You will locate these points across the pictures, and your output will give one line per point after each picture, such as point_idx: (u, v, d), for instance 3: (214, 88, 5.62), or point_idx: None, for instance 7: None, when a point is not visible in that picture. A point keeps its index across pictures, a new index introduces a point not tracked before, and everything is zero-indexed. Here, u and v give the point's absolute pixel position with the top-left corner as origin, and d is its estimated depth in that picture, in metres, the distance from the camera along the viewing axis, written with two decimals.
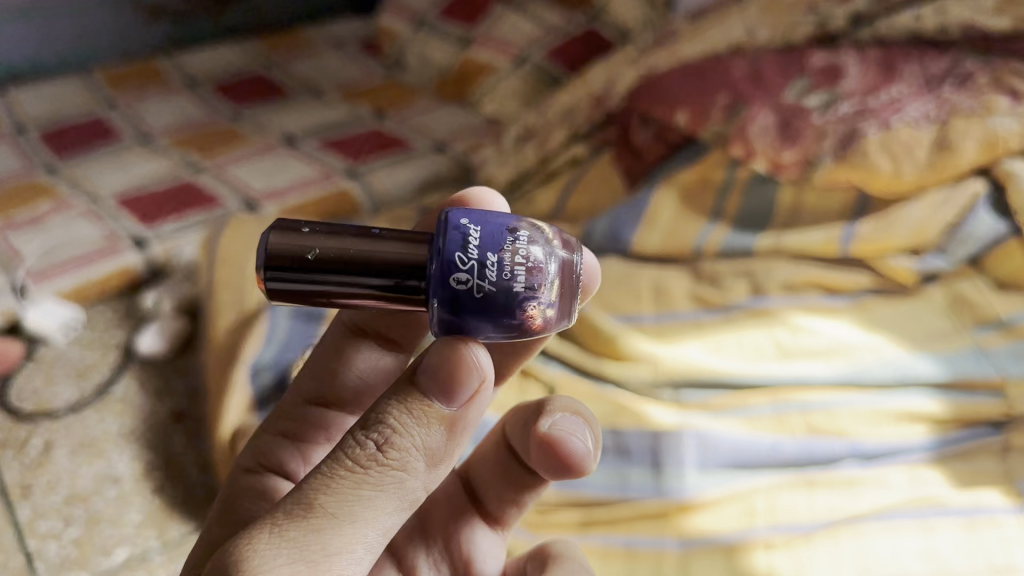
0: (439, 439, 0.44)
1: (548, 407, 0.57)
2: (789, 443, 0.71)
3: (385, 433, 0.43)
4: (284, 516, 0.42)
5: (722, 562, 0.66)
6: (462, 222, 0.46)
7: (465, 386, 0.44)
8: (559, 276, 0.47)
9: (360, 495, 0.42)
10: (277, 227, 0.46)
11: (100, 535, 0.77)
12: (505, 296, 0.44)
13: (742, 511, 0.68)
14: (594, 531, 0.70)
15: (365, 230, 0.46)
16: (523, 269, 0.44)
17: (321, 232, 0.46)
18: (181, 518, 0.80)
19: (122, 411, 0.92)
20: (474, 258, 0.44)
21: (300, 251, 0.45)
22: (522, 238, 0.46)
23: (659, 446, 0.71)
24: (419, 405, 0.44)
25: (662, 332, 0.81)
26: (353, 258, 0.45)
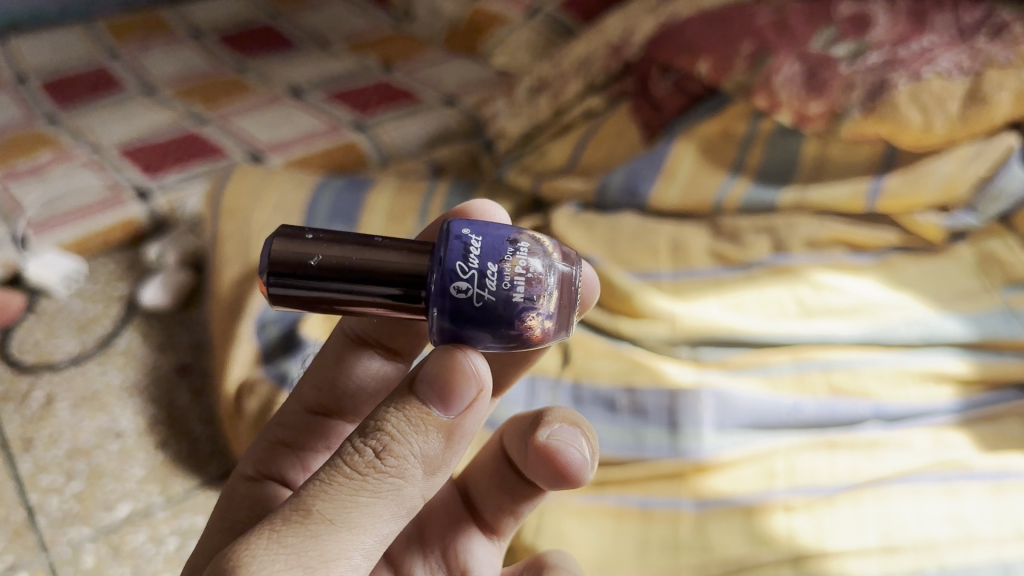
0: (437, 447, 0.42)
1: (547, 417, 0.54)
2: (810, 403, 0.69)
3: (383, 440, 0.40)
4: (280, 522, 0.39)
5: (741, 523, 0.64)
6: (462, 231, 0.43)
7: (463, 395, 0.41)
8: (559, 289, 0.44)
9: (359, 501, 0.40)
10: (280, 233, 0.44)
11: (103, 490, 0.76)
12: (504, 307, 0.42)
13: (761, 472, 0.67)
14: (607, 491, 0.68)
15: (368, 237, 0.44)
16: (523, 279, 0.42)
17: (323, 238, 0.44)
18: (185, 473, 0.79)
19: (125, 364, 0.90)
20: (474, 267, 0.42)
21: (303, 258, 0.43)
22: (522, 249, 0.43)
23: (675, 404, 0.70)
24: (417, 412, 0.41)
25: (679, 289, 0.79)
26: (357, 266, 0.43)
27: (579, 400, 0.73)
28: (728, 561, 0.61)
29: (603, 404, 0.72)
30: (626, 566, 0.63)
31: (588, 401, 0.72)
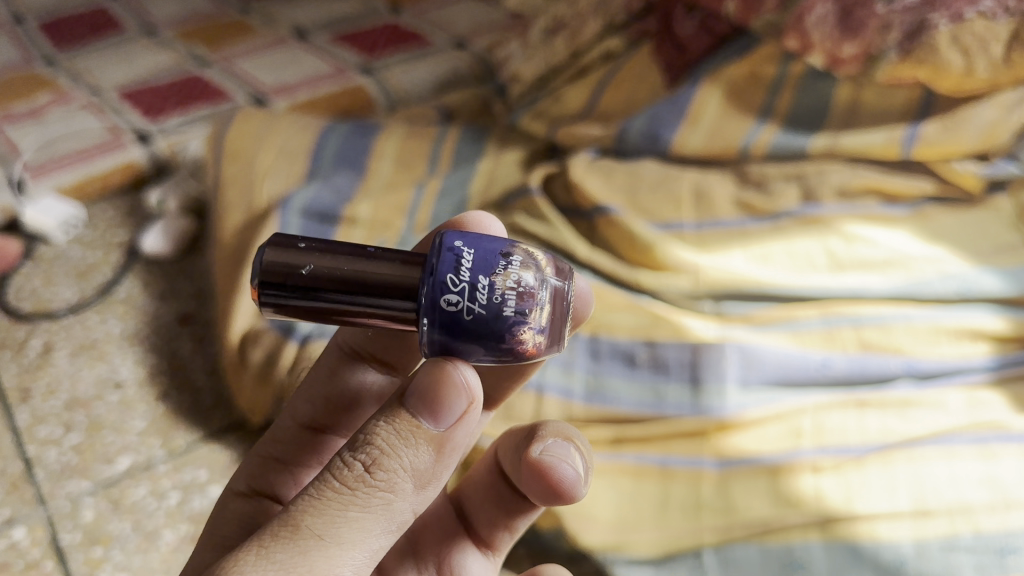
0: (427, 460, 0.40)
1: (541, 431, 0.52)
2: (840, 359, 0.66)
3: (373, 453, 0.39)
4: (265, 539, 0.37)
5: (766, 484, 0.61)
6: (456, 242, 0.41)
7: (453, 407, 0.39)
8: (552, 304, 0.42)
9: (348, 516, 0.38)
10: (272, 241, 0.42)
11: (102, 443, 0.73)
12: (494, 321, 0.40)
13: (787, 431, 0.64)
14: (626, 450, 0.65)
15: (361, 247, 0.42)
16: (515, 293, 0.40)
17: (315, 247, 0.42)
18: (187, 426, 0.76)
19: (125, 313, 0.87)
20: (464, 280, 0.40)
21: (294, 267, 0.41)
22: (515, 262, 0.41)
23: (697, 359, 0.67)
24: (408, 424, 0.39)
25: (703, 241, 0.75)
26: (347, 278, 0.41)
27: (596, 354, 0.70)
28: (751, 525, 0.60)
29: (621, 358, 0.69)
30: (645, 529, 0.61)
31: (605, 356, 0.69)
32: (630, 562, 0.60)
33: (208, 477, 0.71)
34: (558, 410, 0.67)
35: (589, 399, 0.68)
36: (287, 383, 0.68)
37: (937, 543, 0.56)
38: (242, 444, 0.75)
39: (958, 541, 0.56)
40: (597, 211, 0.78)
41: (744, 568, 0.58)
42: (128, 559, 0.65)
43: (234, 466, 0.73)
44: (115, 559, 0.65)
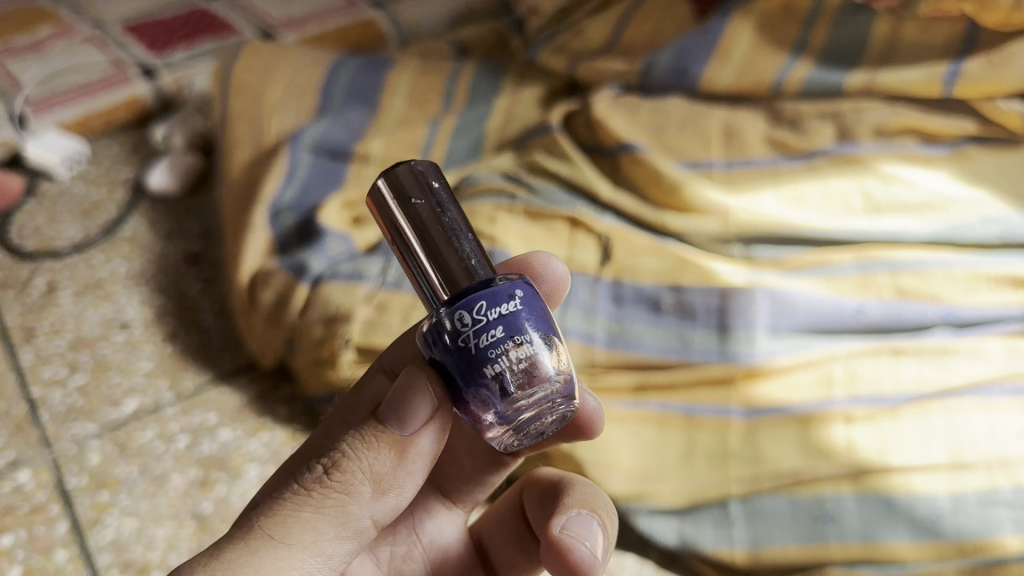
0: (387, 464, 0.40)
1: (567, 499, 0.50)
2: (875, 305, 0.64)
3: (334, 456, 0.40)
4: (224, 540, 0.39)
5: (796, 434, 0.59)
6: (518, 288, 0.40)
7: (415, 415, 0.40)
8: (535, 409, 0.39)
9: (301, 516, 0.39)
10: (420, 160, 0.42)
11: (109, 385, 0.71)
12: (473, 366, 0.38)
13: (818, 379, 0.61)
14: (650, 398, 0.62)
15: (467, 231, 0.42)
16: (510, 365, 0.38)
17: (441, 198, 0.42)
18: (196, 367, 0.73)
19: (131, 252, 0.84)
20: (487, 318, 0.38)
21: (407, 196, 0.41)
22: (540, 351, 0.39)
23: (726, 305, 0.64)
24: (372, 430, 0.40)
25: (733, 181, 0.72)
26: (432, 239, 0.41)
27: (619, 300, 0.66)
28: (781, 475, 0.58)
29: (645, 304, 0.65)
30: (669, 479, 0.60)
31: (629, 301, 0.66)
32: (653, 512, 0.59)
33: (217, 420, 0.69)
34: (579, 355, 0.64)
35: (612, 345, 0.64)
36: (299, 325, 0.65)
37: (975, 497, 0.54)
38: (253, 385, 0.72)
39: (997, 495, 0.54)
40: (621, 148, 0.75)
41: (773, 520, 0.57)
42: (136, 504, 0.63)
43: (244, 409, 0.70)
44: (122, 504, 0.63)
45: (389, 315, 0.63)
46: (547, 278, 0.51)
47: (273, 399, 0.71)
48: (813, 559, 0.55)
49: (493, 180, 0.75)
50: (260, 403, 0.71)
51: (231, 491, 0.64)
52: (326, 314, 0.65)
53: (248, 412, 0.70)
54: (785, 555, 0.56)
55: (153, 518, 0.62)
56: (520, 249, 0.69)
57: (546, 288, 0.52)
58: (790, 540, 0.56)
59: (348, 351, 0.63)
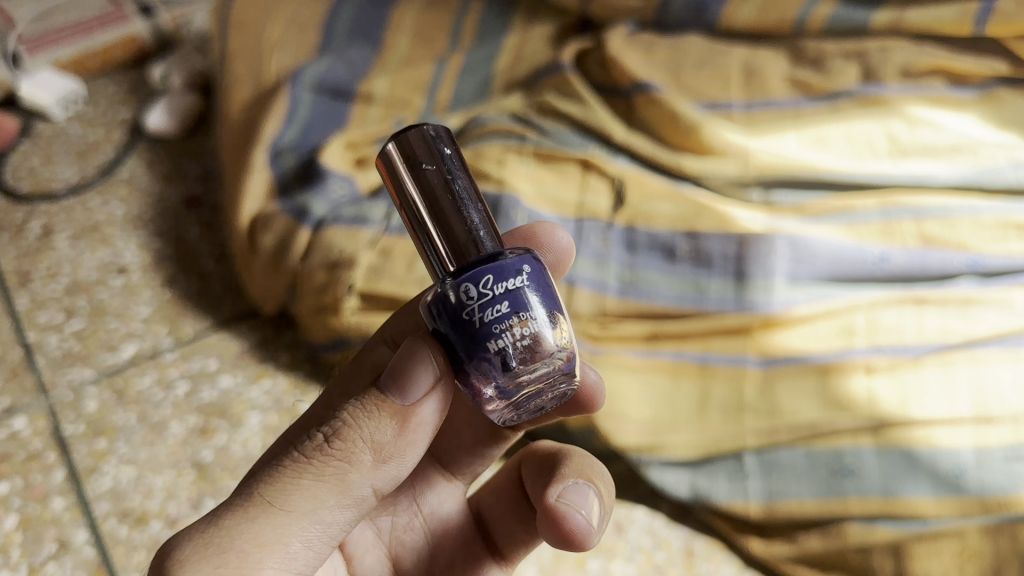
0: (388, 433, 0.37)
1: (564, 469, 0.47)
2: (899, 253, 0.61)
3: (334, 424, 0.37)
4: (225, 509, 0.37)
5: (815, 385, 0.57)
6: (525, 262, 0.38)
7: (418, 382, 0.37)
8: (536, 388, 0.37)
9: (302, 483, 0.36)
10: (432, 125, 0.40)
11: (107, 331, 0.69)
12: (475, 341, 0.36)
13: (838, 329, 0.59)
14: (663, 347, 0.60)
15: (476, 200, 0.39)
16: (512, 342, 0.35)
17: (454, 164, 0.39)
18: (195, 313, 0.71)
19: (129, 195, 0.82)
20: (493, 292, 0.36)
21: (417, 161, 0.39)
22: (545, 328, 0.37)
23: (744, 253, 0.61)
24: (373, 399, 0.37)
25: (753, 122, 0.69)
26: (443, 209, 0.39)
27: (633, 247, 0.63)
28: (798, 427, 0.56)
29: (660, 250, 0.63)
30: (682, 430, 0.58)
31: (643, 248, 0.63)
32: (665, 464, 0.57)
33: (217, 366, 0.67)
34: (590, 304, 0.61)
35: (624, 292, 0.62)
36: (301, 271, 0.63)
37: (1000, 452, 0.52)
38: (254, 331, 0.70)
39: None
40: (636, 88, 0.71)
41: (788, 472, 0.55)
42: (134, 453, 0.62)
43: (245, 355, 0.68)
44: (120, 452, 0.62)
45: (393, 261, 0.61)
46: (552, 248, 0.49)
47: (275, 346, 0.69)
48: (832, 513, 0.53)
49: (502, 121, 0.72)
50: (261, 349, 0.69)
51: (232, 440, 0.63)
52: (328, 259, 0.62)
53: (249, 358, 0.68)
54: (801, 509, 0.54)
55: (151, 466, 0.61)
56: (531, 194, 0.66)
57: (551, 259, 0.49)
58: (807, 495, 0.54)
59: (351, 298, 0.61)
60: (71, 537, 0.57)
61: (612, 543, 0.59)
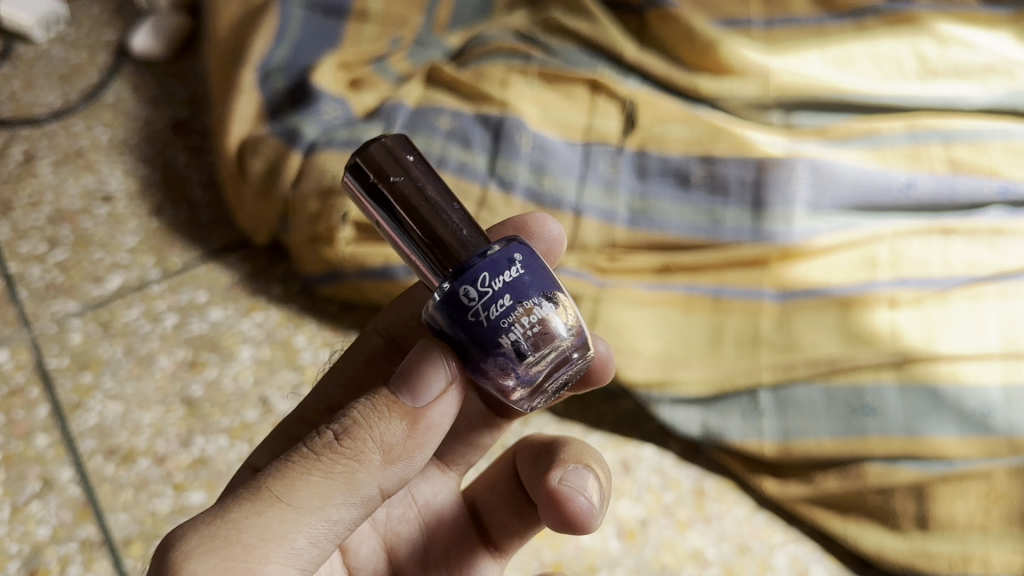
0: (399, 434, 0.34)
1: (561, 453, 0.44)
2: (926, 179, 0.57)
3: (344, 421, 0.34)
4: (227, 501, 0.33)
5: (835, 319, 0.54)
6: (513, 249, 0.34)
7: (431, 384, 0.34)
8: (554, 370, 0.35)
9: (310, 479, 0.33)
10: (388, 134, 0.35)
11: (92, 262, 0.66)
12: (486, 342, 0.33)
13: (860, 260, 0.56)
14: (674, 279, 0.57)
15: (451, 200, 0.35)
16: (523, 332, 0.33)
17: (422, 169, 0.35)
18: (183, 244, 0.68)
19: (113, 120, 0.77)
20: (493, 288, 0.33)
21: (384, 175, 0.35)
22: (551, 310, 0.34)
23: (763, 179, 0.57)
24: (384, 400, 0.34)
25: (773, 40, 0.65)
26: (425, 219, 0.34)
27: (644, 173, 0.59)
28: (818, 362, 0.53)
29: (672, 177, 0.59)
30: (694, 365, 0.54)
31: (654, 175, 0.59)
32: (675, 402, 0.54)
33: (207, 298, 0.64)
34: (598, 234, 0.58)
35: (634, 222, 0.58)
36: (293, 198, 0.60)
37: None
38: (244, 263, 0.67)
39: None
40: (649, 2, 0.67)
41: (806, 411, 0.52)
42: (121, 388, 0.59)
43: (236, 288, 0.65)
44: (106, 387, 0.59)
45: None
46: (544, 238, 0.46)
47: (267, 278, 0.66)
48: (851, 454, 0.51)
49: (505, 39, 0.68)
50: (253, 281, 0.66)
51: (222, 374, 0.60)
52: (322, 186, 0.59)
53: (240, 290, 0.65)
54: (819, 448, 0.51)
55: (138, 402, 0.58)
56: (535, 117, 0.62)
57: (542, 249, 0.46)
58: (825, 435, 0.51)
59: (346, 228, 0.58)
60: (56, 475, 0.55)
61: (619, 482, 0.55)
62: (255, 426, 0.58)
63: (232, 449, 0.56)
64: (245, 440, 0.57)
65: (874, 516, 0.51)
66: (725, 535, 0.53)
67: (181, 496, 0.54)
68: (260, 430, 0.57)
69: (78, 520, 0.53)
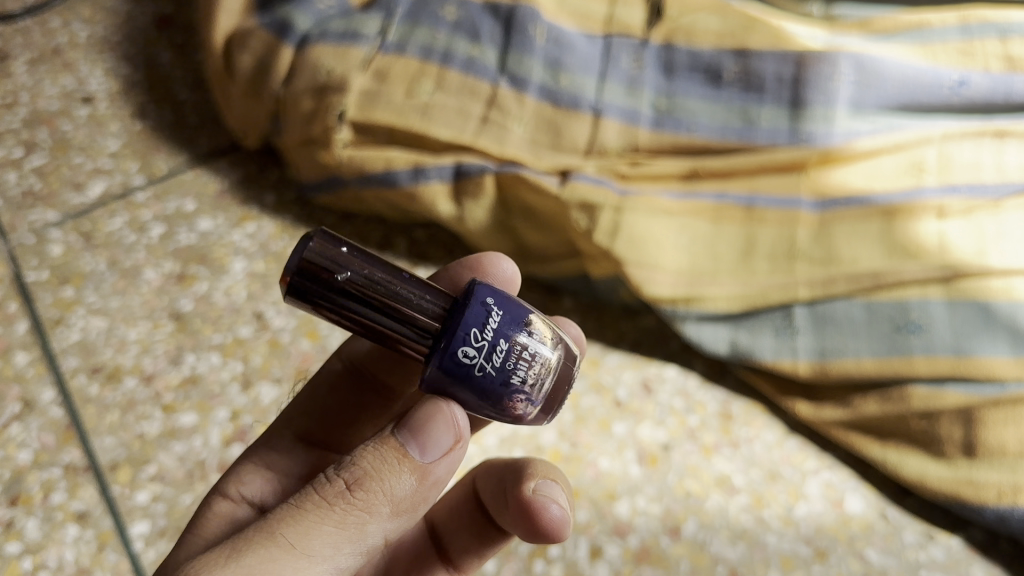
0: (409, 487, 0.32)
1: (528, 468, 0.40)
2: (979, 77, 0.52)
3: (356, 470, 0.31)
4: (238, 543, 0.30)
5: (878, 229, 0.49)
6: (484, 291, 0.33)
7: (438, 439, 0.32)
8: (557, 388, 0.35)
9: (323, 530, 0.31)
10: (315, 231, 0.33)
11: (72, 168, 0.61)
12: (498, 391, 0.33)
13: (906, 164, 0.51)
14: (702, 187, 0.52)
15: (399, 270, 0.34)
16: (527, 365, 0.33)
17: (360, 255, 0.33)
18: (168, 148, 0.63)
19: (93, 16, 0.70)
20: (486, 338, 0.32)
21: (334, 275, 0.32)
22: (541, 336, 0.34)
23: (802, 75, 0.51)
24: (392, 451, 0.32)
25: None
26: (388, 303, 0.33)
27: (670, 68, 0.54)
28: (859, 276, 0.48)
29: (703, 73, 0.53)
30: (723, 280, 0.50)
31: (682, 71, 0.54)
32: (701, 318, 0.50)
33: (195, 207, 0.60)
34: (620, 137, 0.53)
35: (659, 124, 0.53)
36: (285, 97, 0.55)
37: None
38: (235, 168, 0.62)
39: None
40: None
41: (845, 328, 0.48)
42: (105, 302, 0.55)
43: (226, 196, 0.61)
44: (89, 302, 0.55)
45: (390, 86, 0.53)
46: (496, 278, 0.44)
47: (260, 185, 0.61)
48: (895, 375, 0.47)
49: None
50: (244, 189, 0.61)
51: (213, 288, 0.56)
52: (315, 82, 0.54)
53: (230, 199, 0.60)
54: (859, 368, 0.47)
55: (124, 317, 0.54)
56: (552, 7, 0.56)
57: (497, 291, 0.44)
58: (866, 354, 0.47)
59: (343, 129, 0.53)
60: (37, 396, 0.51)
61: (640, 405, 0.52)
62: (249, 343, 0.54)
63: (224, 367, 0.53)
64: (238, 358, 0.53)
65: (917, 444, 0.47)
66: (754, 461, 0.50)
67: (172, 419, 0.50)
68: (254, 347, 0.54)
69: (61, 444, 0.49)
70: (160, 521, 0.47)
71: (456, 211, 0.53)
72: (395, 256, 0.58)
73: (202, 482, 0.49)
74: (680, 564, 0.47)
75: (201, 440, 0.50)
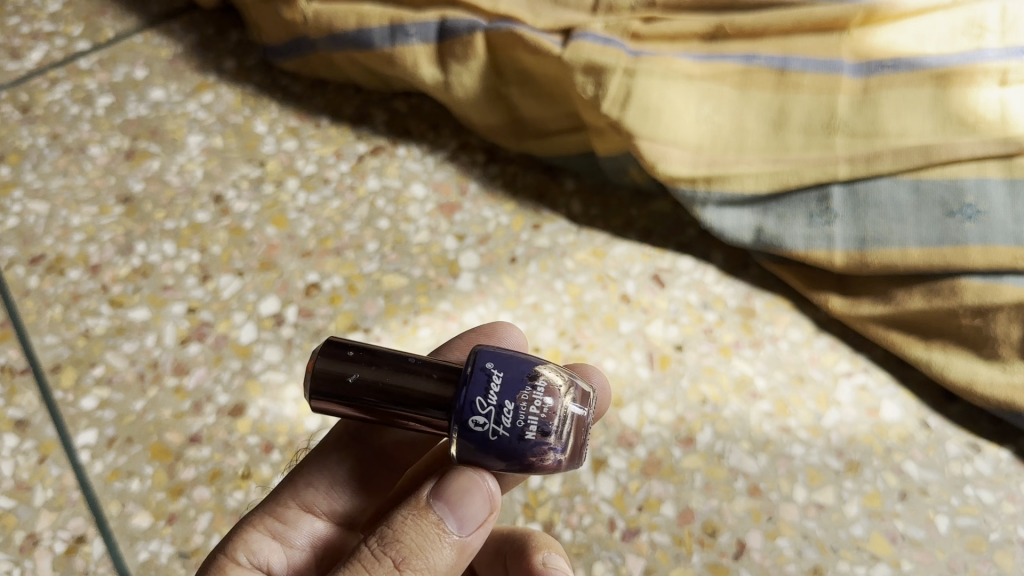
0: (450, 563, 0.28)
1: (530, 542, 0.37)
2: None
3: (402, 546, 0.27)
4: None
5: (930, 98, 0.41)
6: (484, 354, 0.28)
7: (480, 514, 0.28)
8: (586, 433, 0.28)
9: None
10: (321, 343, 0.29)
11: (7, 33, 0.54)
12: (518, 453, 0.27)
13: (962, 23, 0.42)
14: (728, 47, 0.44)
15: (407, 354, 0.29)
16: (540, 423, 0.26)
17: (367, 352, 0.29)
18: (115, 9, 0.55)
19: None
20: (489, 407, 0.27)
21: (344, 382, 0.28)
22: (553, 386, 0.27)
23: None
24: (432, 526, 0.27)
25: None
26: (398, 393, 0.28)
27: None
28: (906, 151, 0.41)
29: None
30: (749, 158, 0.43)
31: None
32: (722, 202, 0.45)
33: (146, 75, 0.53)
34: None
35: None
36: None
37: None
38: (190, 31, 0.55)
39: None
40: None
41: (889, 213, 0.41)
42: (44, 184, 0.48)
43: (180, 62, 0.53)
44: (27, 184, 0.48)
45: None
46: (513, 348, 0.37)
47: (217, 50, 0.54)
48: (945, 267, 0.40)
49: None
50: (200, 54, 0.54)
51: (167, 166, 0.49)
52: None
53: (184, 65, 0.53)
54: (903, 259, 0.41)
55: (66, 202, 0.48)
56: None
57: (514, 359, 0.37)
58: (912, 243, 0.41)
59: None
60: None
61: (650, 301, 0.46)
62: (207, 228, 0.47)
63: (178, 257, 0.46)
64: (194, 247, 0.47)
65: (966, 344, 0.41)
66: (778, 362, 0.44)
67: (119, 315, 0.44)
68: (212, 234, 0.47)
69: None
70: (108, 430, 0.41)
71: (440, 75, 0.46)
72: (373, 131, 0.52)
73: (156, 385, 0.43)
74: (695, 478, 0.41)
75: (154, 337, 0.44)
